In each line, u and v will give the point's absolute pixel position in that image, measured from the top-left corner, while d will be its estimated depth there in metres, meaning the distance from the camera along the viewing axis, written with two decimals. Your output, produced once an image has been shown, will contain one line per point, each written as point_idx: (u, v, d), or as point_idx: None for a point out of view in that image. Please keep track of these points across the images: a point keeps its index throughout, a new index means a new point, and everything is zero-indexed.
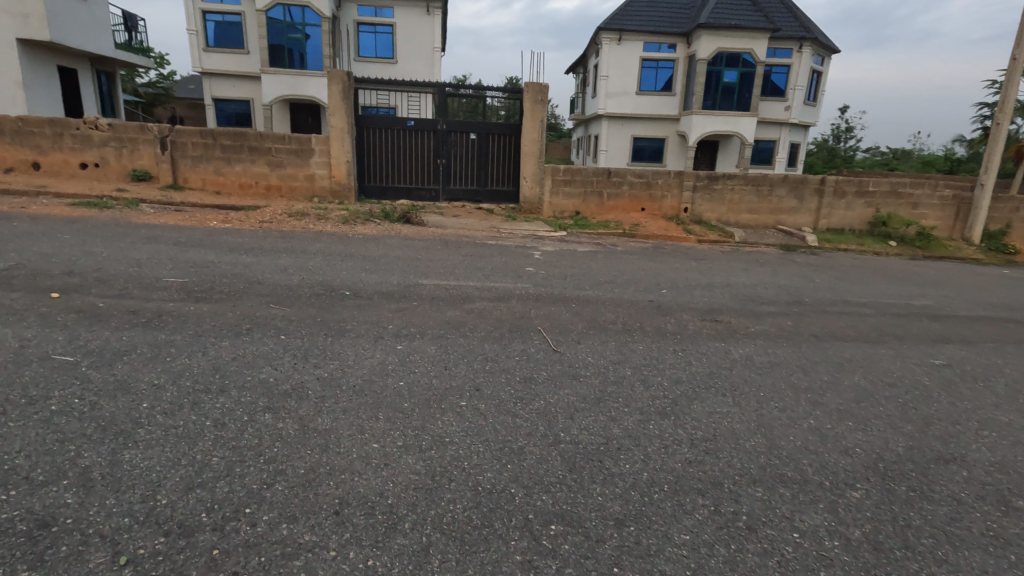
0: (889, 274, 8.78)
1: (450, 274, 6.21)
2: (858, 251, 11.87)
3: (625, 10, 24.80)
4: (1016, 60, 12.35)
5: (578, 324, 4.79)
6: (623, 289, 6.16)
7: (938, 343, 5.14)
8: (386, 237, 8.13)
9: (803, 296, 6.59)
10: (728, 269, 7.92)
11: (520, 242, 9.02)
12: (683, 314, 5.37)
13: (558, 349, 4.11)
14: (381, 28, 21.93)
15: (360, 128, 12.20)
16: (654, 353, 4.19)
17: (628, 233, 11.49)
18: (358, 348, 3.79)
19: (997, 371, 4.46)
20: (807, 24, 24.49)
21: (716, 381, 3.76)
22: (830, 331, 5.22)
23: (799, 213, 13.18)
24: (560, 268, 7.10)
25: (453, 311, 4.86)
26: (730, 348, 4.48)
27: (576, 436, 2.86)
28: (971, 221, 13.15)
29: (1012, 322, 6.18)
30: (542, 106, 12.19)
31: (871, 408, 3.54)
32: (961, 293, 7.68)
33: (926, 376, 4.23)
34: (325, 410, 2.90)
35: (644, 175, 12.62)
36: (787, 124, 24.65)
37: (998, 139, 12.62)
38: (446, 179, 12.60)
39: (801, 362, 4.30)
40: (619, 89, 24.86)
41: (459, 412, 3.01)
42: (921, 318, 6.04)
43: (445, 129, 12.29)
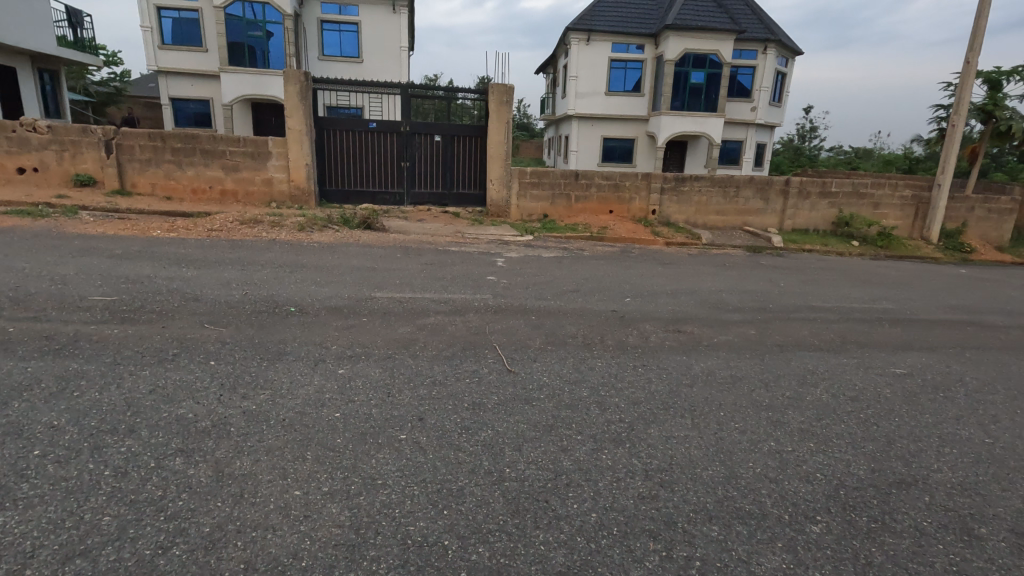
0: (852, 276, 8.82)
1: (407, 285, 5.95)
2: (823, 252, 11.98)
3: (594, 11, 24.76)
4: (970, 63, 12.63)
5: (537, 339, 4.59)
6: (586, 298, 5.99)
7: (899, 350, 5.10)
8: (344, 245, 7.80)
9: (768, 302, 6.53)
10: (694, 274, 7.84)
11: (484, 248, 8.79)
12: (646, 325, 5.22)
13: (512, 369, 3.90)
14: (345, 26, 21.40)
15: (320, 131, 11.81)
16: (613, 370, 4.02)
17: (595, 236, 11.36)
18: (294, 374, 3.51)
19: (957, 380, 4.41)
20: (772, 26, 24.84)
21: (675, 400, 3.60)
22: (793, 340, 5.13)
23: (766, 214, 13.27)
24: (522, 276, 6.89)
25: (405, 328, 4.61)
26: (692, 362, 4.34)
27: (522, 472, 2.65)
28: (930, 220, 13.42)
29: (971, 326, 6.22)
30: (507, 107, 11.94)
31: (833, 426, 3.42)
32: (922, 295, 7.75)
33: (888, 388, 4.14)
34: (246, 451, 2.63)
35: (611, 177, 12.51)
36: (753, 125, 24.96)
37: (954, 140, 12.90)
38: (411, 183, 12.28)
39: (763, 375, 4.18)
40: (589, 89, 24.82)
41: (396, 447, 2.77)
42: (883, 323, 6.02)
43: (409, 131, 11.96)
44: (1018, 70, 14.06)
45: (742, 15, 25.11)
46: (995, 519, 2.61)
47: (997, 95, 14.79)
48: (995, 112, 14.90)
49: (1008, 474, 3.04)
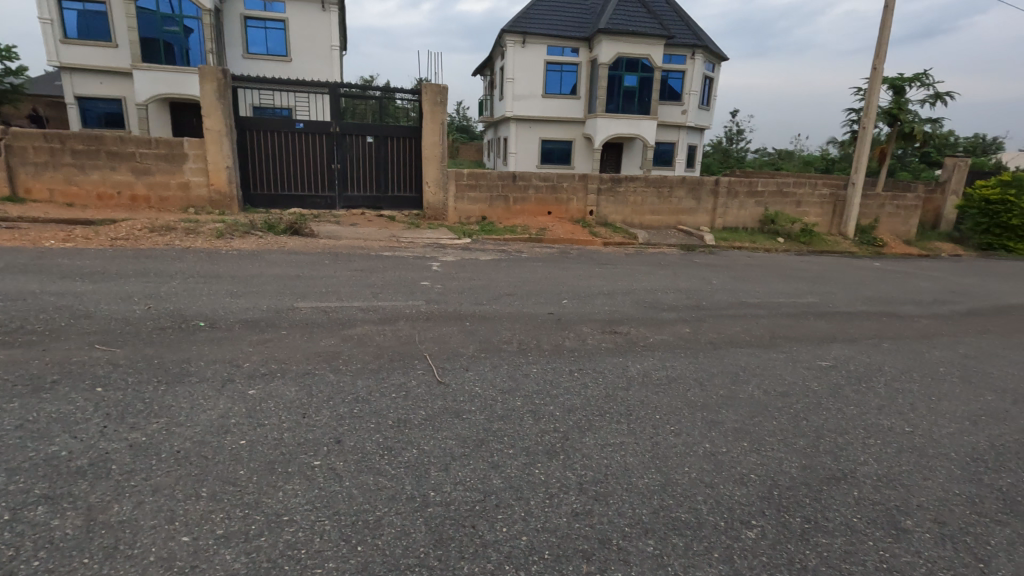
0: (779, 272, 9.17)
1: (334, 293, 5.61)
2: (751, 248, 12.45)
3: (528, 13, 24.87)
4: (877, 70, 13.50)
5: (472, 347, 4.39)
6: (522, 302, 5.85)
7: (823, 343, 5.26)
8: (267, 252, 7.32)
9: (701, 299, 6.64)
10: (631, 274, 7.88)
11: (420, 253, 8.50)
12: (582, 328, 5.13)
13: (443, 380, 3.69)
14: (271, 23, 20.42)
15: (242, 132, 11.14)
16: (548, 376, 3.88)
17: (534, 237, 11.29)
18: (196, 398, 3.15)
19: (877, 370, 4.58)
20: (699, 32, 25.78)
21: (610, 405, 3.50)
22: (726, 337, 5.19)
23: (698, 213, 13.68)
24: (458, 280, 6.66)
25: (328, 340, 4.31)
26: (628, 363, 4.28)
27: (449, 495, 2.45)
28: (846, 217, 14.23)
29: (887, 317, 6.55)
30: (441, 108, 11.66)
31: (765, 424, 3.42)
32: (843, 289, 8.12)
33: (815, 381, 4.24)
34: (126, 493, 2.28)
35: (549, 178, 12.51)
36: (684, 127, 25.82)
37: (865, 142, 13.74)
38: (343, 186, 11.79)
39: (698, 374, 4.17)
40: (526, 91, 24.89)
41: (308, 476, 2.50)
42: (809, 316, 6.22)
43: (339, 132, 11.49)
44: (919, 76, 15.20)
45: (670, 21, 25.93)
46: (918, 510, 2.64)
47: (902, 100, 15.94)
48: (900, 115, 16.04)
49: (928, 462, 3.12)
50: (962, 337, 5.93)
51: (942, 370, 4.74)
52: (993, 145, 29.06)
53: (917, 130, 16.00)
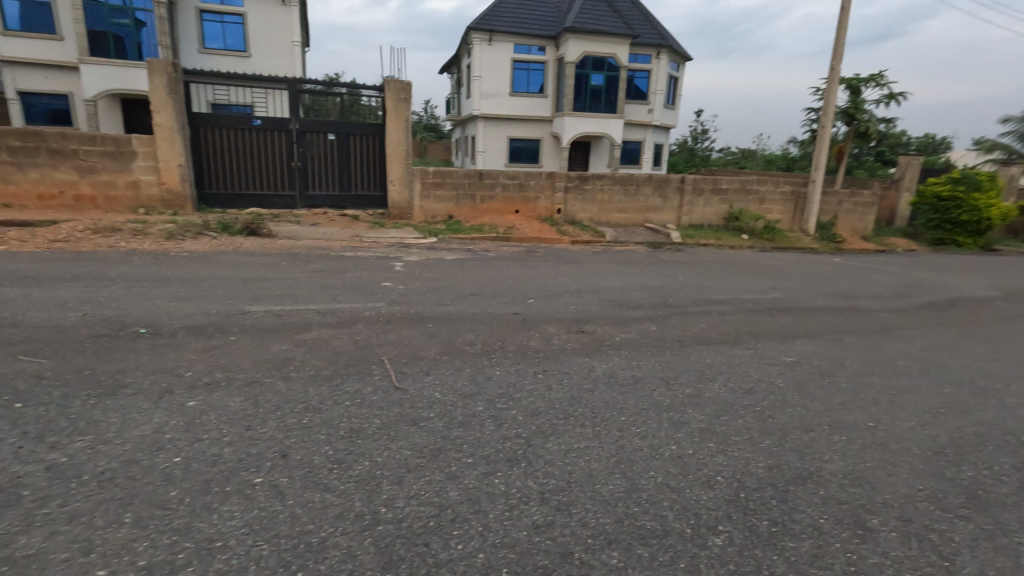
0: (744, 268, 9.26)
1: (289, 295, 5.36)
2: (717, 245, 12.58)
3: (494, 11, 24.70)
4: (835, 70, 13.82)
5: (433, 350, 4.22)
6: (487, 302, 5.70)
7: (787, 338, 5.27)
8: (220, 254, 6.97)
9: (668, 296, 6.61)
10: (598, 272, 7.81)
11: (383, 253, 8.26)
12: (548, 327, 5.02)
13: (401, 386, 3.51)
14: (229, 17, 19.72)
15: (196, 129, 10.68)
16: (512, 380, 3.74)
17: (502, 236, 11.17)
18: (129, 412, 2.91)
19: (840, 365, 4.60)
20: (664, 32, 26.06)
21: (575, 408, 3.39)
22: (692, 334, 5.15)
23: (664, 211, 13.76)
24: (421, 280, 6.46)
25: (280, 345, 4.08)
26: (594, 364, 4.18)
27: (402, 510, 2.29)
28: (807, 214, 14.55)
29: (848, 311, 6.64)
30: (405, 105, 11.41)
31: (731, 423, 3.36)
32: (805, 284, 8.24)
33: (780, 377, 4.21)
34: (38, 523, 2.05)
35: (516, 176, 12.39)
36: (651, 126, 26.07)
37: (824, 141, 14.06)
38: (304, 185, 11.42)
39: (664, 373, 4.10)
40: (493, 90, 24.73)
41: (248, 496, 2.31)
42: (773, 312, 6.25)
43: (299, 129, 11.13)
44: (873, 77, 15.64)
45: (635, 21, 26.14)
46: (884, 508, 2.61)
47: (858, 100, 16.38)
48: (856, 115, 16.49)
49: (892, 458, 3.10)
50: (919, 330, 6.05)
51: (901, 364, 4.79)
52: (942, 145, 30.28)
53: (873, 129, 16.47)
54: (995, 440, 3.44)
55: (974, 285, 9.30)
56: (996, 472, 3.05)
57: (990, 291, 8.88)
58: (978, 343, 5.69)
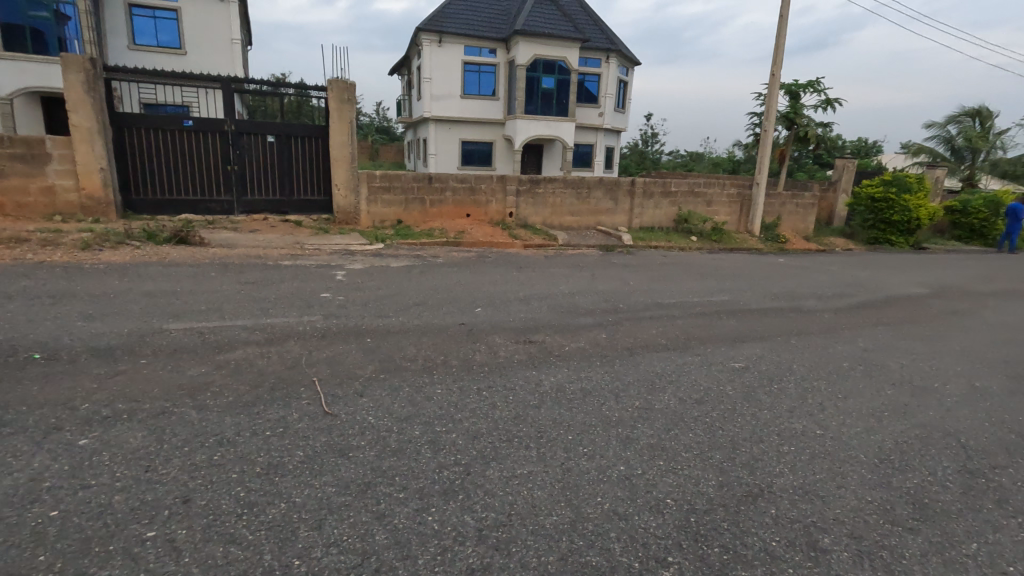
0: (693, 270, 9.33)
1: (215, 310, 4.94)
2: (667, 248, 12.71)
3: (444, 12, 24.39)
4: (776, 75, 14.23)
5: (370, 367, 3.94)
6: (432, 312, 5.43)
7: (736, 343, 5.25)
8: (141, 265, 6.43)
9: (618, 301, 6.53)
10: (549, 277, 7.68)
11: (325, 261, 7.84)
12: (495, 338, 4.82)
13: (330, 411, 3.21)
14: (161, 12, 18.62)
15: (119, 130, 9.94)
16: (453, 399, 3.51)
17: (452, 241, 10.91)
18: (4, 458, 2.51)
19: (787, 369, 4.59)
20: (612, 36, 26.39)
21: (520, 429, 3.19)
22: (642, 341, 5.05)
23: (616, 213, 13.82)
24: (362, 290, 6.12)
25: (197, 368, 3.70)
26: (541, 377, 3.99)
27: (319, 562, 2.03)
28: (752, 215, 14.94)
29: (793, 313, 6.72)
30: (349, 106, 10.97)
31: (681, 438, 3.23)
32: (752, 285, 8.36)
33: (729, 385, 4.15)
34: None
35: (466, 179, 12.15)
36: (601, 129, 26.34)
37: (767, 144, 14.46)
38: (242, 190, 10.82)
39: (613, 385, 3.95)
40: (443, 92, 24.41)
41: (136, 557, 1.99)
42: (721, 315, 6.25)
43: (235, 131, 10.54)
44: (811, 83, 16.23)
45: (585, 24, 26.35)
46: (835, 525, 2.52)
47: (797, 105, 16.97)
48: (796, 119, 17.08)
49: (840, 468, 3.04)
50: (860, 330, 6.18)
51: (845, 366, 4.83)
52: (873, 148, 31.94)
53: (812, 133, 17.10)
54: (937, 443, 3.45)
55: (908, 283, 9.70)
56: (940, 478, 3.04)
57: (922, 288, 9.26)
58: (915, 342, 5.84)
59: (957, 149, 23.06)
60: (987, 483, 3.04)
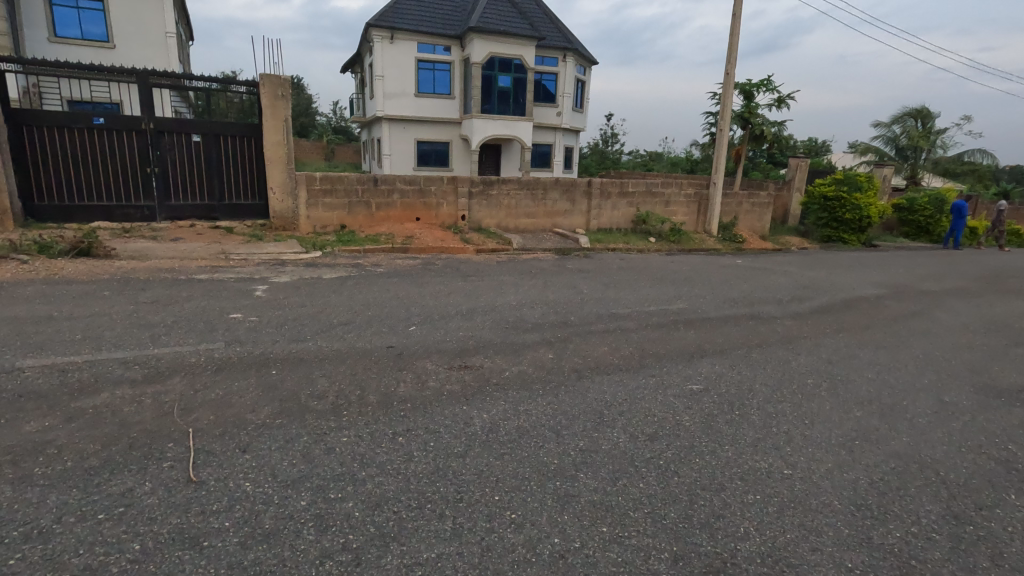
0: (650, 275, 8.97)
1: (94, 340, 4.17)
2: (625, 250, 12.37)
3: (395, 7, 23.53)
4: (730, 75, 14.06)
5: (265, 409, 3.27)
6: (357, 334, 4.79)
7: (693, 359, 4.81)
8: (20, 284, 5.54)
9: (570, 313, 6.04)
10: (497, 287, 7.12)
11: (248, 273, 7.06)
12: (425, 363, 4.24)
13: (196, 477, 2.56)
14: (85, 2, 17.03)
15: (17, 128, 8.84)
16: (360, 450, 2.90)
17: (399, 247, 10.24)
18: None
19: (749, 390, 4.16)
20: (569, 35, 26.04)
21: (436, 489, 2.60)
22: (592, 361, 4.56)
23: (572, 215, 13.38)
24: (281, 308, 5.42)
25: (37, 421, 2.96)
26: (473, 413, 3.43)
27: None
28: (709, 215, 14.78)
29: (753, 320, 6.38)
30: (283, 102, 10.13)
31: (629, 490, 2.72)
32: (710, 290, 8.03)
33: (686, 413, 3.67)
34: None
35: (415, 181, 11.47)
36: (560, 129, 25.99)
37: (722, 144, 14.28)
38: (164, 194, 9.88)
39: (554, 421, 3.41)
40: (396, 90, 23.57)
41: None
42: (678, 326, 5.84)
43: (154, 129, 9.57)
44: (765, 82, 16.19)
45: (541, 23, 25.91)
46: None
47: (752, 104, 16.93)
48: (751, 119, 17.03)
49: (813, 523, 2.58)
50: (822, 338, 5.85)
51: (810, 383, 4.43)
52: (822, 147, 32.72)
53: (767, 132, 17.08)
54: (916, 478, 3.05)
55: (864, 284, 9.58)
56: (925, 529, 2.61)
57: (877, 289, 9.15)
58: (878, 350, 5.55)
59: (902, 148, 23.68)
60: (977, 532, 2.62)
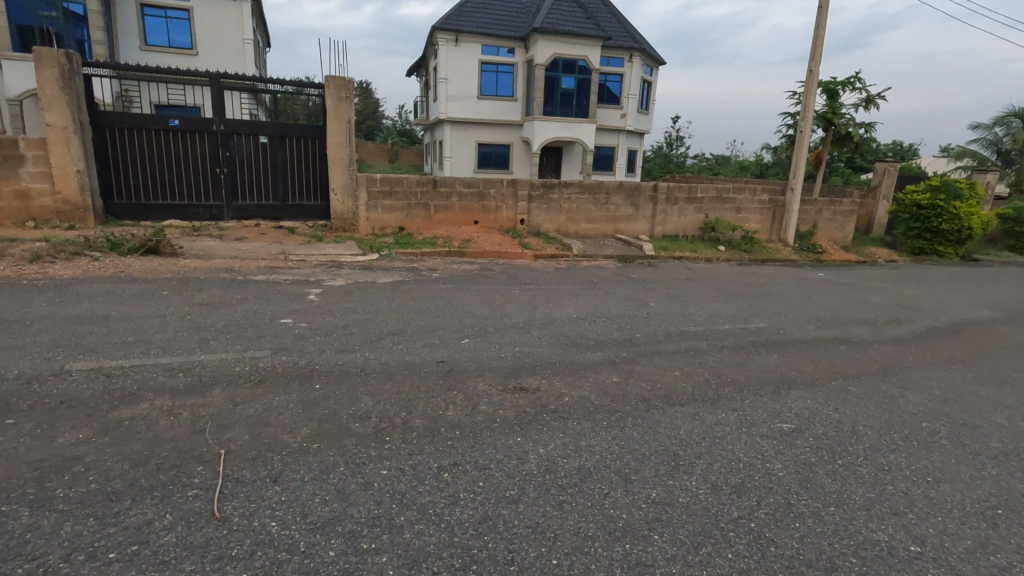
0: (721, 288, 8.29)
1: (143, 343, 4.08)
2: (692, 259, 11.63)
3: (460, 10, 23.58)
4: (814, 72, 13.00)
5: (302, 431, 3.01)
6: (406, 346, 4.51)
7: (780, 390, 4.21)
8: (86, 281, 5.65)
9: (635, 329, 5.55)
10: (555, 297, 6.71)
11: (304, 275, 6.99)
12: (476, 382, 3.89)
13: (220, 513, 2.29)
14: (173, 12, 17.94)
15: (100, 130, 9.26)
16: (401, 487, 2.57)
17: (456, 250, 10.03)
18: None
19: (850, 433, 3.55)
20: (636, 34, 25.24)
21: (484, 546, 2.23)
22: (661, 387, 4.07)
23: (636, 221, 12.75)
24: (332, 314, 5.24)
25: (70, 433, 2.81)
26: (529, 448, 3.03)
27: None
28: (785, 223, 13.75)
29: (844, 345, 5.65)
30: (347, 104, 10.12)
31: (717, 564, 2.23)
32: (790, 307, 7.29)
33: (778, 461, 3.12)
34: None
35: (474, 184, 11.24)
36: (624, 131, 25.21)
37: (803, 146, 13.22)
38: (232, 194, 10.10)
39: (621, 462, 2.96)
40: (459, 93, 23.57)
41: None
42: (758, 349, 5.22)
43: (224, 131, 9.79)
44: (851, 80, 14.92)
45: (606, 22, 25.28)
46: None
47: (835, 104, 15.66)
48: (834, 119, 15.76)
49: None
50: (929, 369, 5.07)
51: (925, 427, 3.74)
52: (909, 151, 30.20)
53: (851, 134, 15.77)
54: None
55: (970, 304, 8.47)
56: None
57: (987, 311, 8.05)
58: (1001, 388, 4.73)
59: (1005, 152, 21.38)
60: None
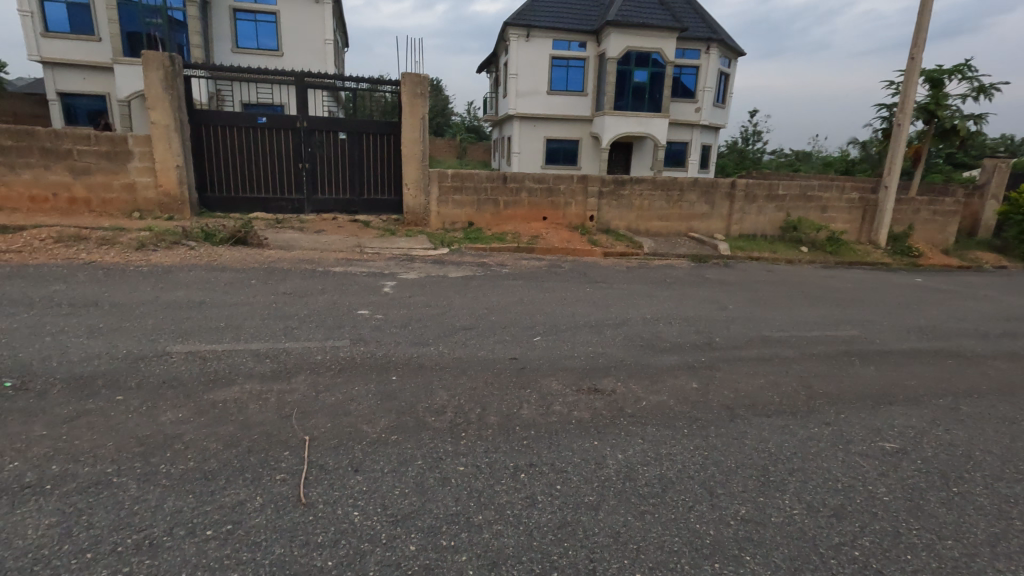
0: (805, 292, 7.77)
1: (234, 329, 4.31)
2: (771, 260, 11.02)
3: (532, 5, 23.50)
4: (916, 60, 11.94)
5: (381, 422, 3.05)
6: (479, 341, 4.50)
7: (878, 405, 3.87)
8: (185, 269, 6.06)
9: (713, 333, 5.30)
10: (628, 297, 6.52)
11: (379, 267, 7.18)
12: (549, 381, 3.83)
13: (305, 499, 2.35)
14: (262, 16, 18.96)
15: (197, 127, 9.91)
16: (478, 486, 2.54)
17: (525, 246, 10.00)
18: None
19: (965, 457, 3.19)
20: (714, 25, 24.21)
21: (563, 552, 2.16)
22: (746, 395, 3.84)
23: (711, 218, 12.24)
24: (406, 307, 5.33)
25: (171, 412, 2.99)
26: (607, 453, 2.92)
27: None
28: (878, 223, 12.75)
29: (951, 359, 5.12)
30: (422, 100, 10.28)
31: None
32: (886, 315, 6.72)
33: (883, 484, 2.85)
34: None
35: (544, 180, 11.16)
36: (698, 126, 24.27)
37: (900, 140, 12.19)
38: (312, 188, 10.54)
39: (705, 474, 2.80)
40: (529, 88, 23.52)
41: None
42: (851, 359, 4.84)
43: (307, 128, 10.22)
44: (960, 67, 13.58)
45: (683, 13, 24.39)
46: None
47: (940, 94, 14.32)
48: (938, 111, 14.42)
49: None
50: None
51: None
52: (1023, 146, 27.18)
53: (957, 127, 14.37)
54: None
55: None
56: None
57: None
58: None
59: None
60: None
